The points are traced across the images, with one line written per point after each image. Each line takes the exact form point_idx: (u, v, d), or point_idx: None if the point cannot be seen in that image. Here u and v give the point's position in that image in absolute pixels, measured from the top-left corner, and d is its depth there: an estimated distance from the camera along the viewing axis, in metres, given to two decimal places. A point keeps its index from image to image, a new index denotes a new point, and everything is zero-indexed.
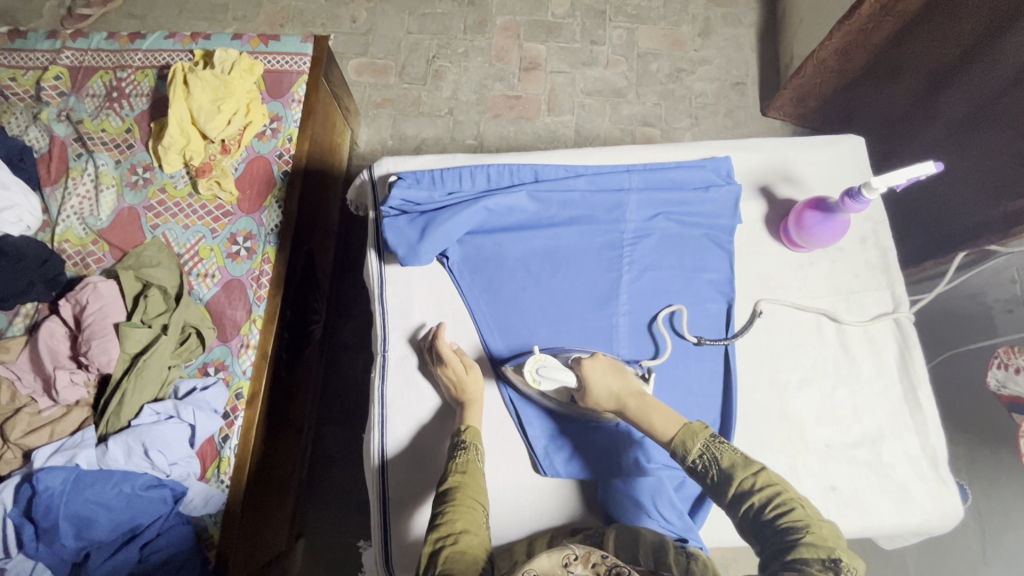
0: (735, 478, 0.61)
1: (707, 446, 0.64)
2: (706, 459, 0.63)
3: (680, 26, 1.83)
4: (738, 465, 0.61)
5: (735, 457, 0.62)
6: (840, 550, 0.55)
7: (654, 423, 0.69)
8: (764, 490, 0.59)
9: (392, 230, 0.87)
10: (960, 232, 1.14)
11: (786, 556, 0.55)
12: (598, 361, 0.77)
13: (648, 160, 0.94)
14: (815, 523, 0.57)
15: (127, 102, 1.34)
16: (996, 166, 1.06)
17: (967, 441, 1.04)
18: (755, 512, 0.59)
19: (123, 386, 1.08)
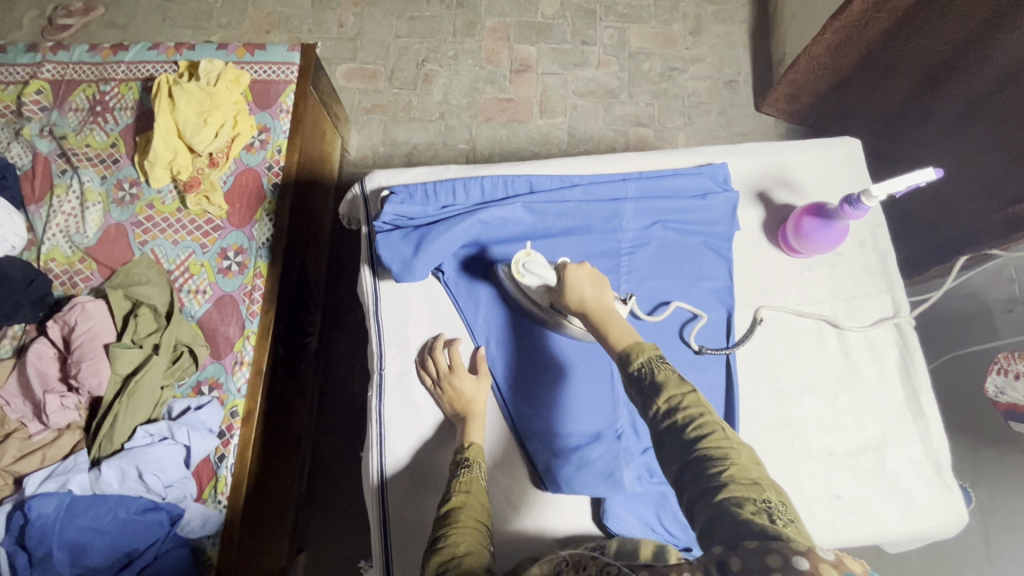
0: (664, 396, 0.57)
1: (647, 360, 0.61)
2: (643, 372, 0.60)
3: (670, 25, 1.82)
4: (671, 384, 0.58)
5: (670, 375, 0.59)
6: (763, 485, 0.52)
7: (609, 334, 0.67)
8: (691, 412, 0.56)
9: (385, 245, 0.85)
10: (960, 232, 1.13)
11: (711, 489, 0.51)
12: (583, 269, 0.75)
13: (643, 167, 0.93)
14: (734, 448, 0.53)
15: (111, 116, 1.32)
16: (993, 164, 1.05)
17: (970, 440, 1.04)
18: (677, 432, 0.56)
19: (115, 409, 1.06)
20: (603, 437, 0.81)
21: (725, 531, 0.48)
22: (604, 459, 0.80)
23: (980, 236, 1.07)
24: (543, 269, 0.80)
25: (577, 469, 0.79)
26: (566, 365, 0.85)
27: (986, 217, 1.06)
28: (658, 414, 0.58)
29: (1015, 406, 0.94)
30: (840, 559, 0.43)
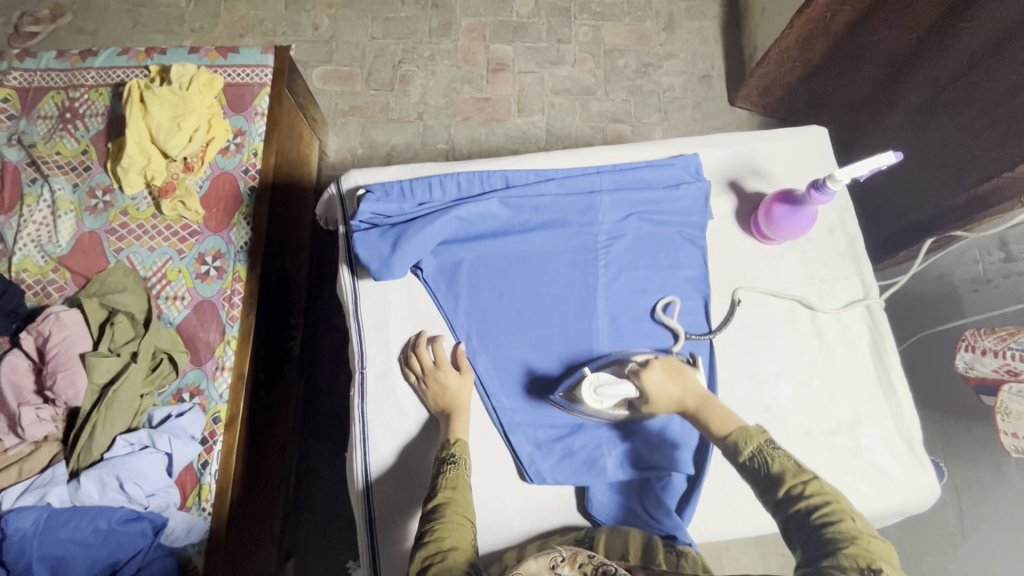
0: (784, 482, 0.61)
1: (758, 449, 0.65)
2: (757, 461, 0.64)
3: (644, 22, 1.84)
4: (789, 471, 0.62)
5: (786, 462, 0.62)
6: (887, 568, 0.54)
7: (711, 423, 0.70)
8: (813, 498, 0.60)
9: (363, 244, 0.85)
10: (929, 219, 1.18)
11: (825, 566, 0.55)
12: (656, 367, 0.75)
13: (617, 160, 0.94)
14: (862, 538, 0.56)
15: (81, 122, 1.29)
16: (957, 149, 1.09)
17: (943, 419, 1.07)
18: (802, 518, 0.59)
19: (93, 419, 1.04)
20: (585, 427, 0.83)
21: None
22: (586, 448, 0.82)
23: (946, 222, 1.13)
24: (615, 384, 0.77)
25: (559, 459, 0.82)
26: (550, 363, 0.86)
27: (947, 201, 1.12)
28: (779, 499, 0.61)
29: (984, 379, 0.95)
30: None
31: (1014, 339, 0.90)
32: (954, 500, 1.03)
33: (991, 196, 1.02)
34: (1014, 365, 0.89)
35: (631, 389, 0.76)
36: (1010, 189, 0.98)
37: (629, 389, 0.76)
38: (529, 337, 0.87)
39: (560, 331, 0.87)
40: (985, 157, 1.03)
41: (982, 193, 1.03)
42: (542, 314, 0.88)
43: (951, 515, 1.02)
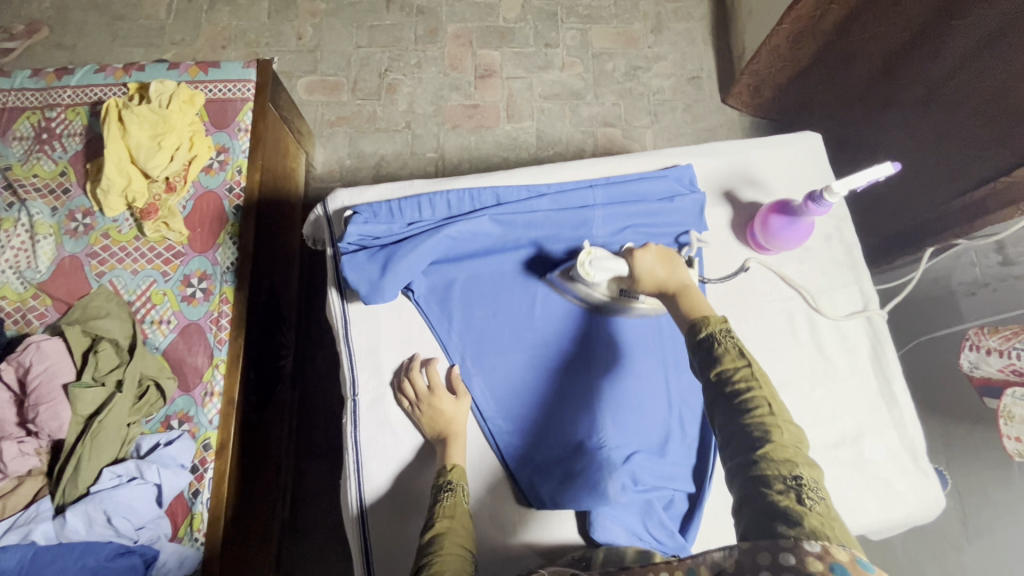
0: (715, 371, 0.59)
1: (709, 330, 0.63)
2: (703, 341, 0.62)
3: (632, 24, 1.83)
4: (726, 357, 0.60)
5: (729, 349, 0.60)
6: (803, 465, 0.54)
7: (682, 306, 0.68)
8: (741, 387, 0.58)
9: (351, 267, 0.83)
10: (923, 222, 1.17)
11: (747, 467, 0.54)
12: (650, 251, 0.76)
13: (610, 173, 0.92)
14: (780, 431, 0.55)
15: (59, 143, 1.26)
16: (952, 150, 1.08)
17: (943, 422, 1.07)
18: (729, 403, 0.58)
19: (77, 451, 1.01)
20: (586, 446, 0.79)
21: (756, 511, 0.52)
22: (588, 470, 0.78)
23: (940, 227, 1.13)
24: (611, 261, 0.79)
25: (560, 483, 0.79)
26: (547, 382, 0.84)
27: (943, 204, 1.11)
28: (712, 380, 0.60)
29: (990, 380, 0.93)
30: (827, 549, 0.45)
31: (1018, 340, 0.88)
32: (958, 504, 1.02)
33: (987, 199, 1.02)
34: (1019, 365, 0.87)
35: (624, 267, 0.78)
36: (1005, 193, 0.98)
37: (622, 267, 0.78)
38: (523, 355, 0.85)
39: (556, 349, 0.85)
40: (979, 157, 1.02)
41: (979, 197, 1.02)
42: (537, 333, 0.86)
43: (956, 520, 1.01)
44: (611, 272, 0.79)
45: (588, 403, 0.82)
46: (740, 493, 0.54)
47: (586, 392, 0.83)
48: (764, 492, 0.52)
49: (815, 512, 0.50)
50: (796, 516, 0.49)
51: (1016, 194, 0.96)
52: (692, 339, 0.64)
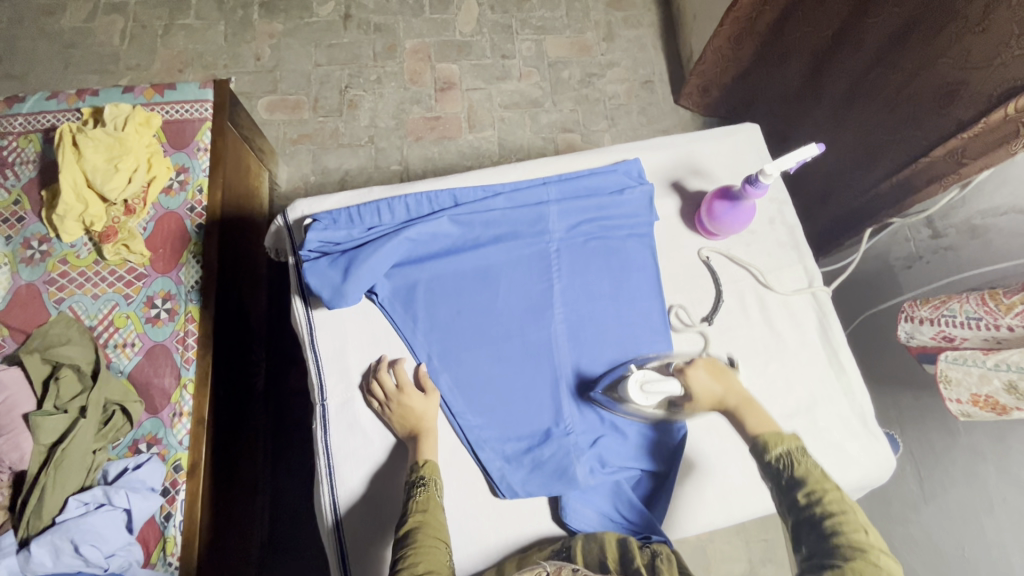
0: (802, 488, 0.63)
1: (788, 453, 0.66)
2: (781, 462, 0.66)
3: (584, 33, 1.90)
4: (811, 477, 0.63)
5: (812, 470, 0.64)
6: None
7: (750, 421, 0.72)
8: (831, 508, 0.60)
9: (314, 273, 0.84)
10: (856, 205, 1.24)
11: None
12: (700, 366, 0.76)
13: (562, 171, 0.96)
14: (874, 558, 0.56)
15: (11, 171, 1.24)
16: (873, 135, 1.16)
17: (893, 391, 1.13)
18: (815, 523, 0.60)
19: (41, 481, 0.98)
20: (552, 435, 0.83)
21: None
22: (556, 456, 0.82)
23: (876, 209, 1.18)
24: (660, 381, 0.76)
25: (530, 470, 0.82)
26: (512, 375, 0.86)
27: (875, 188, 1.17)
28: (799, 502, 0.62)
29: (926, 348, 0.94)
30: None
31: (947, 306, 0.89)
32: (913, 469, 1.07)
33: (911, 178, 1.07)
34: (952, 332, 0.88)
35: (675, 386, 0.76)
36: (928, 171, 1.03)
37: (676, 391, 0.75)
38: (489, 350, 0.87)
39: (520, 342, 0.88)
40: (898, 141, 1.10)
41: (905, 176, 1.07)
42: (501, 327, 0.88)
43: (913, 483, 1.07)
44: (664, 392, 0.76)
45: (555, 398, 0.85)
46: None
47: (552, 381, 0.86)
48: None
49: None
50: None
51: (936, 173, 1.01)
52: (759, 459, 0.68)
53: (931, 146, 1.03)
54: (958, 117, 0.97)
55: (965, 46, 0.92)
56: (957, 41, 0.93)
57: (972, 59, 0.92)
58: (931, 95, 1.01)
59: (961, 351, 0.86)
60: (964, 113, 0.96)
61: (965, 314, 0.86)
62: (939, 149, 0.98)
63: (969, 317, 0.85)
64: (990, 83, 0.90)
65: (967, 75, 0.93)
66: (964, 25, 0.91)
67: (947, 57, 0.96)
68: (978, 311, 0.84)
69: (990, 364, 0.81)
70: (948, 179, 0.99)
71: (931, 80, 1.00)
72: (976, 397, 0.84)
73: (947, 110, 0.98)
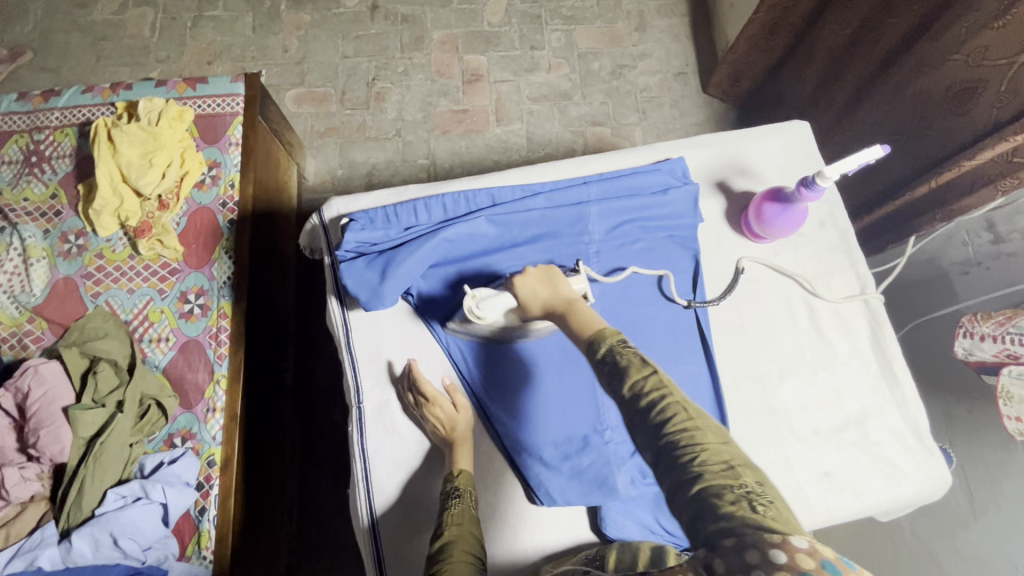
0: (629, 383, 0.59)
1: (611, 347, 0.63)
2: (608, 357, 0.62)
3: (615, 23, 1.84)
4: (633, 368, 0.59)
5: (632, 359, 0.60)
6: (736, 463, 0.53)
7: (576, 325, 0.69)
8: (656, 398, 0.57)
9: (350, 273, 0.83)
10: (886, 209, 1.18)
11: (683, 479, 0.53)
12: (529, 274, 0.77)
13: (603, 170, 0.93)
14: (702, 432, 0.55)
15: (48, 165, 1.25)
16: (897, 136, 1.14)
17: (944, 401, 1.08)
18: (646, 421, 0.57)
19: (81, 474, 0.99)
20: (591, 442, 0.80)
21: (705, 524, 0.50)
22: (596, 465, 0.79)
23: (917, 211, 1.12)
24: (497, 298, 0.76)
25: (569, 478, 0.79)
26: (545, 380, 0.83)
27: (907, 193, 1.10)
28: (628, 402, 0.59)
29: (985, 363, 0.96)
30: (814, 545, 0.45)
31: (1013, 324, 0.90)
32: (963, 483, 1.02)
33: (955, 181, 1.01)
34: (1014, 349, 0.89)
35: (510, 298, 0.77)
36: (973, 174, 0.97)
37: (507, 298, 0.76)
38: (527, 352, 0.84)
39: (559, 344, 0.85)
40: (919, 141, 1.08)
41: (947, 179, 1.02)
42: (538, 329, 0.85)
43: (962, 499, 1.02)
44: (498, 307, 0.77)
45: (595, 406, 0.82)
46: (680, 505, 0.53)
47: (591, 390, 0.83)
48: (714, 504, 0.50)
49: (759, 512, 0.49)
50: (749, 520, 0.48)
51: (990, 175, 0.95)
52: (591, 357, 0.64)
53: (957, 149, 1.01)
54: (987, 116, 0.94)
55: (982, 43, 0.91)
56: (971, 38, 0.92)
57: (991, 54, 0.90)
58: (947, 98, 1.00)
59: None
60: (992, 111, 0.93)
61: None
62: (988, 152, 0.93)
63: None
64: (1022, 81, 0.87)
65: (986, 73, 0.92)
66: (980, 20, 0.90)
67: (959, 55, 0.95)
68: None
69: None
70: (1002, 182, 0.93)
71: (946, 79, 0.99)
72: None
73: (966, 109, 0.97)
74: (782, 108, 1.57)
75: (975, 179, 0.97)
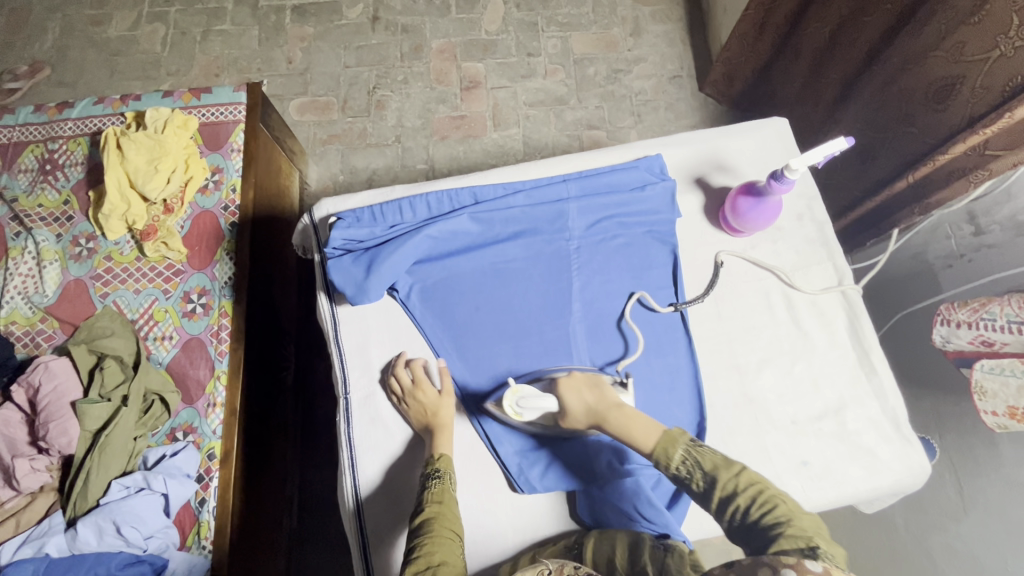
0: (720, 483, 0.63)
1: (687, 451, 0.67)
2: (688, 465, 0.66)
3: (610, 29, 1.88)
4: (721, 468, 0.64)
5: (718, 461, 0.64)
6: (818, 539, 0.57)
7: (636, 436, 0.69)
8: (747, 491, 0.62)
9: (337, 270, 0.86)
10: (869, 204, 1.20)
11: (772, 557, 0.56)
12: (575, 379, 0.76)
13: (583, 168, 0.96)
14: (792, 518, 0.59)
15: (62, 173, 1.31)
16: (878, 134, 1.15)
17: (933, 395, 1.08)
18: (741, 516, 0.61)
19: (87, 465, 1.04)
20: (568, 432, 0.83)
21: None
22: (575, 449, 0.83)
23: (899, 206, 1.14)
24: (536, 398, 0.77)
25: (547, 466, 0.83)
26: None
27: (888, 188, 1.12)
28: (717, 502, 0.63)
29: (962, 353, 0.99)
30: None
31: (987, 310, 0.95)
32: (952, 476, 1.02)
33: (931, 175, 1.04)
34: (987, 335, 0.93)
35: (551, 403, 0.76)
36: (948, 167, 1.00)
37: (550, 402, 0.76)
38: (508, 348, 0.88)
39: (539, 339, 0.88)
40: (900, 137, 1.09)
41: (923, 174, 1.04)
42: (518, 325, 0.89)
43: (951, 492, 1.01)
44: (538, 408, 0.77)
45: None
46: None
47: None
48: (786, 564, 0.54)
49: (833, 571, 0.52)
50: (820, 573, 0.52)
51: (966, 167, 0.97)
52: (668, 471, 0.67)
53: (937, 145, 1.01)
54: (963, 112, 0.95)
55: (959, 39, 0.92)
56: (950, 34, 0.93)
57: (967, 51, 0.91)
58: (925, 95, 1.02)
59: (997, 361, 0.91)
60: (969, 107, 0.94)
61: (1006, 318, 0.90)
62: (961, 146, 0.95)
63: (1009, 320, 0.89)
64: (995, 77, 0.88)
65: (962, 69, 0.93)
66: (956, 16, 0.91)
67: (939, 52, 0.96)
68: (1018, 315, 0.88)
69: None
70: (976, 174, 0.96)
71: (925, 76, 1.00)
72: (1013, 411, 0.87)
73: (945, 106, 0.98)
74: (774, 109, 1.59)
75: (950, 172, 1.01)
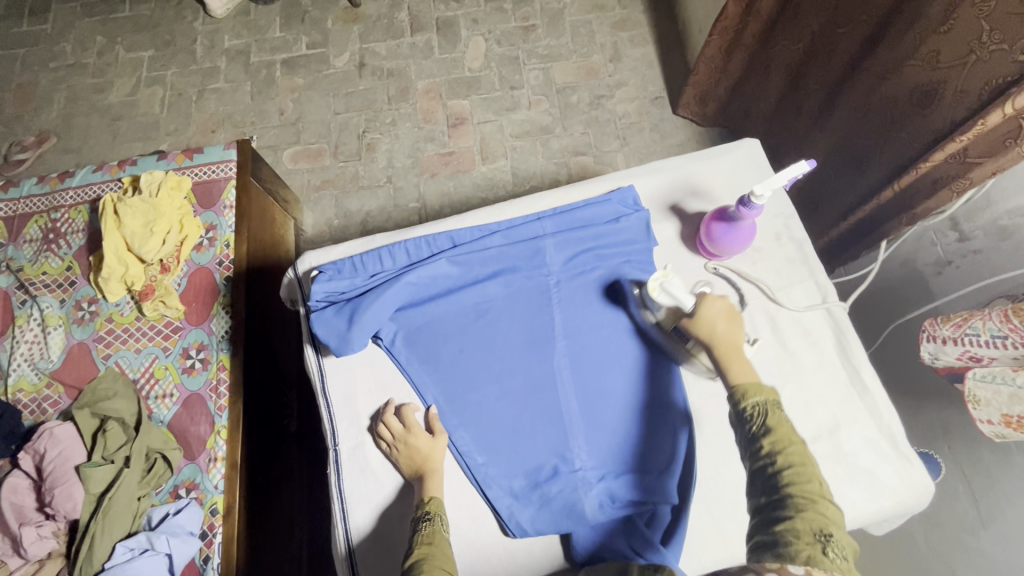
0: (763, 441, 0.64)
1: (765, 402, 0.67)
2: (755, 411, 0.66)
3: (590, 56, 1.92)
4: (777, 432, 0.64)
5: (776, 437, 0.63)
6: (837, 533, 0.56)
7: (731, 367, 0.72)
8: (791, 459, 0.62)
9: (320, 322, 0.88)
10: (858, 213, 1.18)
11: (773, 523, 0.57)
12: (724, 302, 0.77)
13: (557, 205, 0.97)
14: (821, 502, 0.58)
15: (64, 241, 1.36)
16: (863, 140, 1.15)
17: (939, 405, 1.06)
18: (767, 472, 0.62)
19: (91, 529, 1.05)
20: (560, 470, 0.83)
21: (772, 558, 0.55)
22: (564, 492, 0.82)
23: (885, 213, 1.13)
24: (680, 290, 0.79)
25: (538, 508, 0.82)
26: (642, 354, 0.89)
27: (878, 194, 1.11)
28: (759, 450, 0.64)
29: (951, 368, 0.94)
30: None
31: (970, 324, 0.88)
32: (966, 489, 0.98)
33: (915, 182, 1.03)
34: (975, 352, 0.87)
35: (689, 302, 0.78)
36: (931, 175, 0.99)
37: (686, 304, 0.78)
38: (493, 387, 0.88)
39: (523, 375, 0.89)
40: (887, 144, 1.08)
41: (909, 181, 1.03)
42: (502, 361, 0.89)
43: (966, 506, 0.98)
44: (673, 301, 0.80)
45: (562, 432, 0.85)
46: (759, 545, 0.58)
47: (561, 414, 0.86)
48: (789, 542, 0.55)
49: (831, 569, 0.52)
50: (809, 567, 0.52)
51: (947, 174, 0.96)
52: (733, 405, 0.69)
53: (923, 149, 1.00)
54: (947, 117, 0.94)
55: (934, 46, 0.92)
56: (925, 42, 0.93)
57: (944, 58, 0.91)
58: (909, 102, 1.01)
59: (988, 368, 0.87)
60: (950, 112, 0.93)
61: (989, 333, 0.84)
62: (940, 153, 0.94)
63: (992, 336, 0.83)
64: (973, 81, 0.88)
65: (941, 76, 0.93)
66: (929, 26, 0.92)
67: (915, 60, 0.97)
68: (1001, 330, 0.82)
69: (1019, 383, 0.81)
70: (956, 182, 0.95)
71: (903, 84, 1.01)
72: (1008, 419, 0.83)
73: (930, 111, 0.97)
74: (749, 123, 1.60)
75: (934, 182, 0.99)
